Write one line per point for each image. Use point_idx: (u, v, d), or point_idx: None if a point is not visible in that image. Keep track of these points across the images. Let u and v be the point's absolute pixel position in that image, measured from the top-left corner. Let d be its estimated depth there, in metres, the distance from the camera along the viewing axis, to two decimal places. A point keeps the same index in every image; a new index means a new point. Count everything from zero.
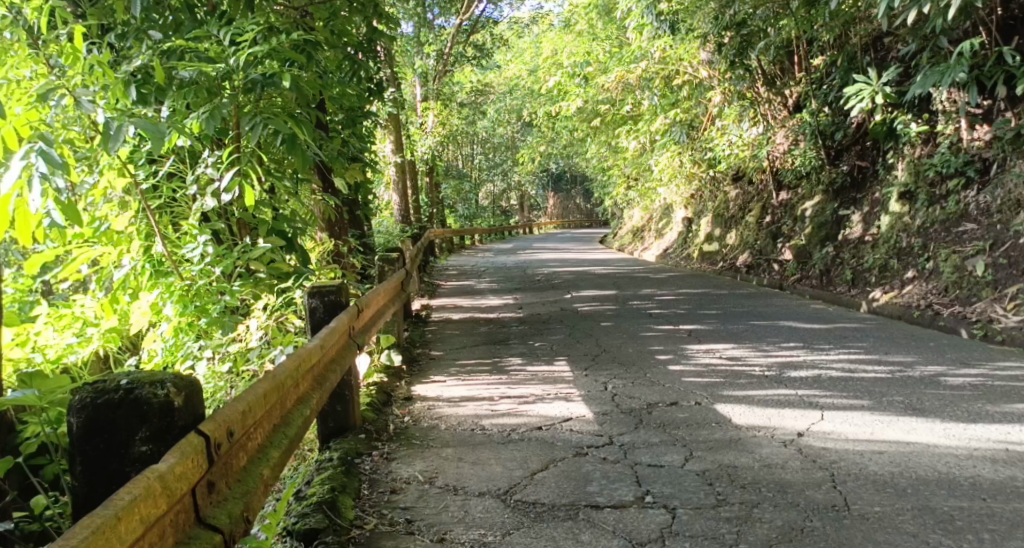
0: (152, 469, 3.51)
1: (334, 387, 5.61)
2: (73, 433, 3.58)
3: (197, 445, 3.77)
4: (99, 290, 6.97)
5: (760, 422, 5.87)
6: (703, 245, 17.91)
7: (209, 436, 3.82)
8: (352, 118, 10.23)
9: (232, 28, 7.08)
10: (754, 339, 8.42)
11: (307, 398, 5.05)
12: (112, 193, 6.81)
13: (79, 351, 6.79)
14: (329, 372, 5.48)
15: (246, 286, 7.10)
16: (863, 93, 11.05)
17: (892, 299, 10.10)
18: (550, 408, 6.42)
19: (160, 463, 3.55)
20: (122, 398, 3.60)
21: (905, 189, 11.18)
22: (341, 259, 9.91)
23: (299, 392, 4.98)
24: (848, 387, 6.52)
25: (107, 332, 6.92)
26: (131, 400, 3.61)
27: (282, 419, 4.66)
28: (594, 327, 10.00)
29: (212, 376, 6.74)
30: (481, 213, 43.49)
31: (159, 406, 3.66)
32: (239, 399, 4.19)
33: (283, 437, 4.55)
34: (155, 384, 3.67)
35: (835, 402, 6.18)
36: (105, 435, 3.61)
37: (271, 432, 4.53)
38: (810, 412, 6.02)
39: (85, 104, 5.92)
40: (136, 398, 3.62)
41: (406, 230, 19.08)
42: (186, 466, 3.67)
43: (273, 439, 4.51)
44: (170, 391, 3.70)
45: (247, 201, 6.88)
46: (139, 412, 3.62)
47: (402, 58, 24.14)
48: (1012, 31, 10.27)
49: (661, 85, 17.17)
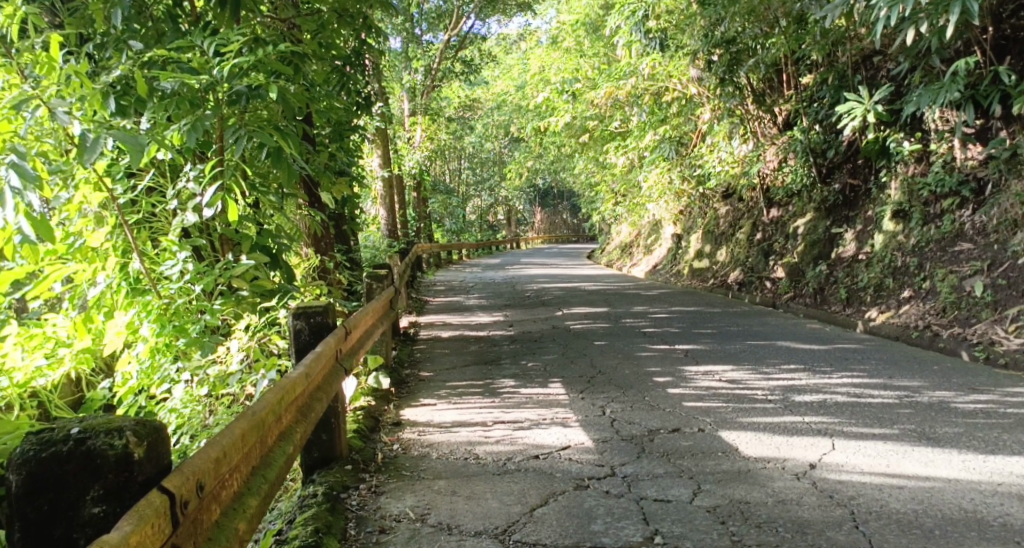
0: (103, 542, 3.27)
1: (319, 417, 5.33)
2: (13, 493, 3.43)
3: (158, 507, 3.54)
4: (73, 308, 6.63)
5: (769, 452, 5.61)
6: (693, 262, 17.68)
7: (172, 495, 3.60)
8: (339, 132, 9.98)
9: (217, 38, 6.85)
10: (753, 359, 8.15)
11: (290, 433, 4.77)
12: (86, 208, 6.44)
13: (49, 373, 6.56)
14: (314, 401, 5.21)
15: (225, 305, 6.75)
16: (855, 112, 10.85)
17: (888, 319, 9.86)
18: (547, 435, 6.14)
19: (112, 533, 3.32)
20: (71, 449, 3.47)
21: (899, 208, 10.93)
22: (327, 276, 9.63)
23: (282, 426, 4.71)
24: (856, 413, 6.26)
25: (79, 353, 6.64)
26: (84, 451, 3.48)
27: (262, 459, 4.39)
28: (588, 346, 9.72)
29: (188, 402, 6.46)
30: (468, 228, 43.22)
31: (115, 459, 3.51)
32: (210, 446, 3.93)
33: (262, 481, 4.28)
34: (112, 433, 3.53)
35: (845, 430, 5.92)
36: (51, 496, 3.46)
37: (249, 476, 4.26)
38: (821, 440, 5.76)
39: (60, 114, 5.67)
40: (89, 449, 3.48)
41: (394, 246, 18.80)
42: (143, 534, 3.42)
43: (252, 484, 4.25)
44: (130, 440, 3.54)
45: (231, 217, 6.61)
46: (92, 465, 3.48)
47: (389, 72, 23.91)
48: (1004, 51, 10.04)
49: (650, 101, 16.99)
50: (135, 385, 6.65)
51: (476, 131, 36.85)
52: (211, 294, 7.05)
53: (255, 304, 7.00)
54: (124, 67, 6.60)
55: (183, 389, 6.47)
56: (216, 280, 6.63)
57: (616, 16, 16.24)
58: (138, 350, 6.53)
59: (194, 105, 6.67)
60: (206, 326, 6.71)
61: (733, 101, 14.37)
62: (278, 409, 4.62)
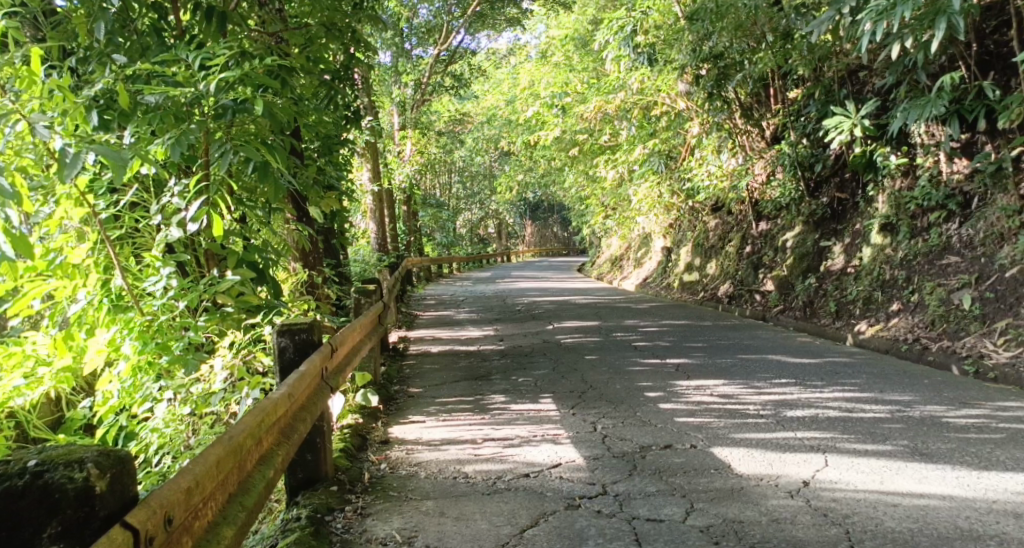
0: None
1: (303, 437, 5.23)
2: None
3: (122, 542, 3.47)
4: (52, 327, 6.50)
5: (762, 469, 5.53)
6: (683, 275, 17.63)
7: (137, 529, 3.53)
8: (327, 146, 9.89)
9: (203, 52, 6.73)
10: (745, 374, 8.08)
11: (271, 456, 4.69)
12: (67, 223, 6.35)
13: (27, 393, 6.46)
14: (297, 421, 5.12)
15: (210, 322, 6.69)
16: (843, 126, 10.77)
17: (877, 332, 9.79)
18: (537, 453, 6.04)
19: None
20: (28, 483, 3.48)
21: (886, 221, 10.87)
22: (315, 291, 9.52)
23: (262, 450, 4.62)
24: (850, 428, 6.19)
25: (59, 373, 6.55)
26: (41, 485, 3.49)
27: (240, 487, 4.30)
28: (578, 361, 9.63)
29: (171, 420, 6.34)
30: (459, 242, 43.14)
31: (75, 492, 3.51)
32: (182, 476, 3.85)
33: (239, 510, 4.19)
34: (72, 466, 3.53)
35: (839, 446, 5.84)
36: (9, 531, 3.47)
37: (226, 504, 4.18)
38: (815, 456, 5.68)
39: (41, 130, 5.64)
40: (46, 483, 3.49)
41: (384, 260, 18.70)
42: None
43: (228, 512, 4.16)
44: (90, 472, 3.54)
45: (216, 232, 6.52)
46: (50, 499, 3.49)
47: (379, 86, 23.87)
48: (988, 67, 9.97)
49: (638, 115, 16.96)
50: (116, 404, 6.51)
51: (467, 145, 36.81)
52: (195, 310, 6.95)
53: (239, 320, 6.92)
54: (105, 81, 6.48)
55: (166, 407, 6.34)
56: (200, 297, 6.62)
57: (605, 30, 16.23)
58: (120, 368, 6.41)
59: (179, 118, 6.58)
60: (190, 344, 6.62)
61: (721, 114, 14.34)
62: (258, 432, 4.53)
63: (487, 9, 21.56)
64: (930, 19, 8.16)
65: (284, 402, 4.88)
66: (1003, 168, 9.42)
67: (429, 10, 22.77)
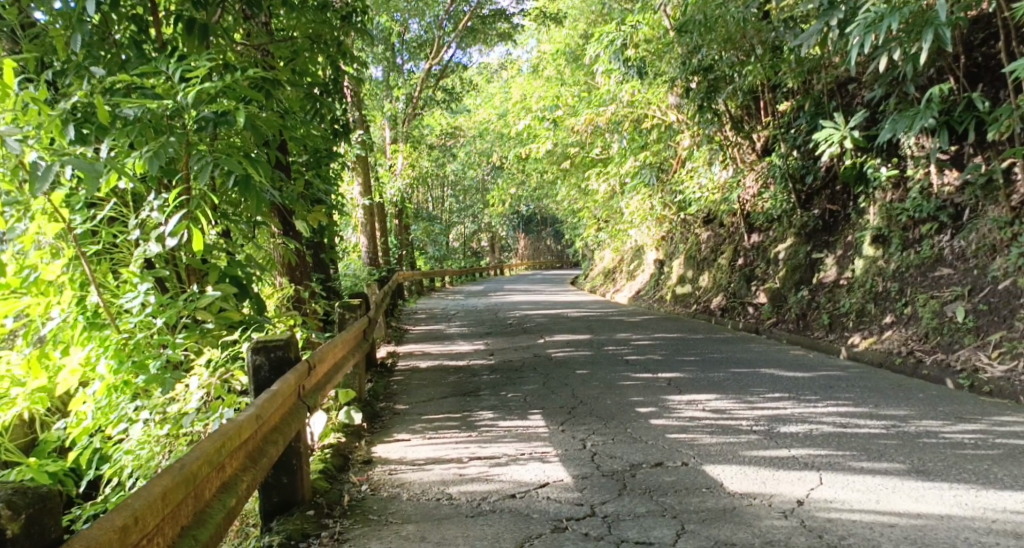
0: None
1: (274, 460, 5.07)
2: None
3: None
4: (26, 346, 6.30)
5: (755, 487, 5.37)
6: (676, 287, 17.49)
7: None
8: (315, 160, 9.72)
9: (182, 63, 6.51)
10: (737, 388, 7.92)
11: (235, 483, 4.55)
12: (42, 239, 6.17)
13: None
14: (268, 443, 4.99)
15: (189, 338, 6.55)
16: (832, 138, 10.60)
17: (871, 345, 9.65)
18: (524, 472, 5.88)
19: None
20: None
21: (878, 233, 10.74)
22: (301, 307, 9.34)
23: (224, 476, 4.50)
24: (845, 444, 6.04)
25: (35, 393, 6.33)
26: None
27: (193, 519, 4.17)
28: (569, 376, 9.46)
29: (146, 441, 6.13)
30: (452, 255, 42.99)
31: None
32: (114, 513, 3.72)
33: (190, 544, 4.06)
34: None
35: (833, 463, 5.69)
36: None
37: (176, 538, 4.06)
38: (810, 474, 5.53)
39: (12, 144, 5.50)
40: None
41: (374, 274, 18.53)
42: None
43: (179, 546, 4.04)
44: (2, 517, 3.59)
45: (196, 247, 6.35)
46: None
47: (371, 101, 23.77)
48: (977, 79, 9.84)
49: (630, 128, 17.03)
50: (90, 425, 6.30)
51: (459, 159, 36.71)
52: (173, 328, 6.80)
53: (219, 336, 6.78)
54: (80, 94, 6.31)
55: (141, 427, 6.15)
56: (179, 312, 6.48)
57: (595, 43, 16.13)
58: (94, 387, 6.24)
59: (159, 132, 6.42)
60: (168, 362, 6.47)
61: (712, 127, 14.25)
62: (216, 459, 4.40)
63: (478, 23, 21.57)
64: (917, 31, 8.02)
65: (250, 425, 4.76)
66: (994, 180, 9.38)
67: (419, 24, 22.70)
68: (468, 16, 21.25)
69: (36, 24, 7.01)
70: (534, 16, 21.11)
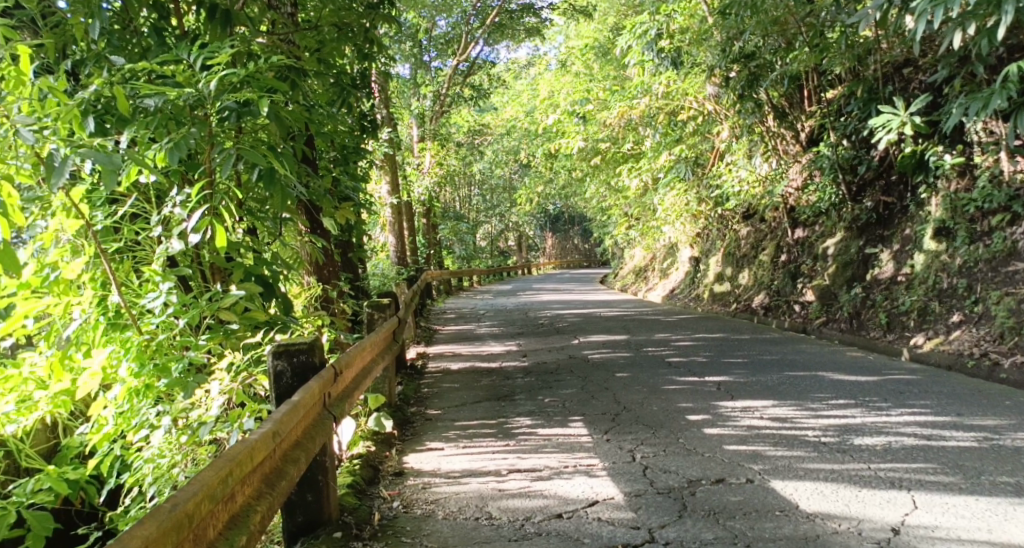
0: None
1: (294, 483, 4.59)
2: None
3: None
4: (48, 347, 5.82)
5: (838, 510, 4.83)
6: (714, 285, 16.90)
7: None
8: (343, 156, 9.28)
9: (204, 49, 5.98)
10: (796, 393, 7.35)
11: (245, 515, 4.05)
12: (62, 236, 5.70)
13: (20, 420, 5.79)
14: (287, 463, 4.52)
15: (212, 340, 6.08)
16: (891, 124, 10.00)
17: (937, 346, 9.07)
18: (570, 487, 5.38)
19: None
20: None
21: (942, 226, 10.14)
22: (329, 307, 8.82)
23: (233, 507, 4.01)
24: (931, 459, 5.47)
25: (58, 397, 5.87)
26: None
27: None
28: (610, 379, 8.94)
29: (168, 449, 5.66)
30: (479, 255, 42.49)
31: None
32: None
33: None
34: None
35: (923, 481, 5.14)
36: None
37: None
38: (897, 493, 4.99)
39: (26, 134, 5.02)
40: None
41: (402, 273, 18.00)
42: None
43: None
44: None
45: (220, 244, 5.85)
46: None
47: (397, 99, 23.37)
48: None
49: (664, 120, 16.44)
50: (111, 431, 5.81)
51: (486, 158, 36.14)
52: (197, 329, 6.31)
53: (243, 338, 6.31)
54: (100, 82, 5.80)
55: (162, 434, 5.67)
56: (202, 313, 5.98)
57: (628, 35, 15.57)
58: (114, 392, 5.74)
59: (180, 122, 5.89)
60: (191, 365, 6.00)
61: (752, 117, 13.58)
62: (222, 488, 3.89)
63: (505, 19, 20.95)
64: (994, 4, 7.35)
65: (264, 445, 4.28)
66: None
67: (447, 21, 22.20)
68: (496, 12, 20.62)
69: (57, 11, 6.36)
70: (563, 11, 20.55)
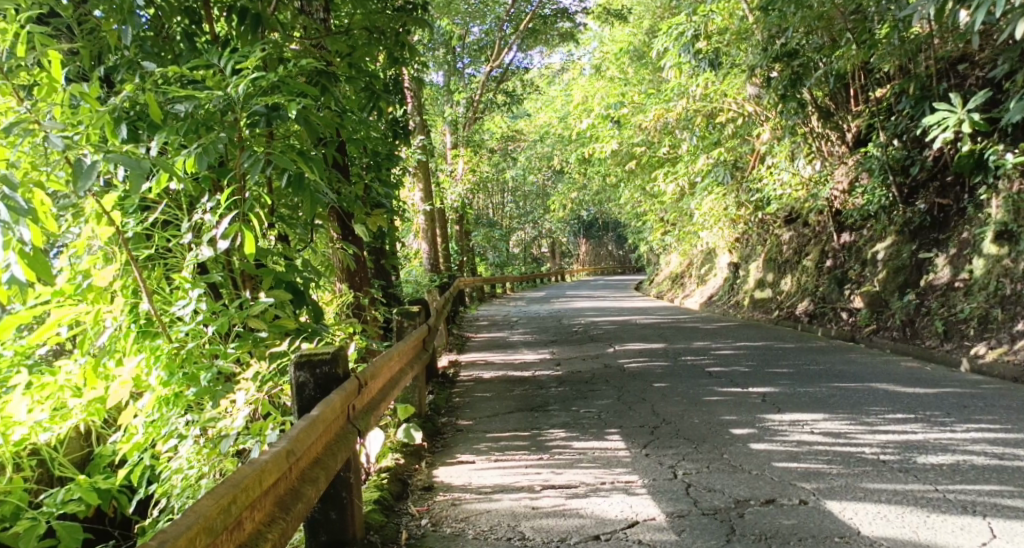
0: None
1: (312, 505, 4.32)
2: None
3: None
4: (82, 354, 5.48)
5: (905, 537, 4.48)
6: (754, 292, 16.51)
7: None
8: (377, 162, 8.92)
9: (234, 52, 5.58)
10: (849, 406, 6.99)
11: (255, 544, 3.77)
12: (94, 243, 5.40)
13: (53, 428, 5.51)
14: (304, 483, 4.26)
15: (240, 348, 5.73)
16: (948, 122, 9.66)
17: (1000, 356, 8.68)
18: (608, 505, 5.06)
19: None
20: None
21: (1003, 228, 9.76)
22: (361, 314, 8.53)
23: (241, 535, 3.74)
24: (1004, 481, 5.09)
25: (91, 404, 5.57)
26: None
27: None
28: (649, 389, 8.62)
29: (196, 459, 5.28)
30: (512, 261, 42.24)
31: None
32: None
33: None
34: None
35: (999, 506, 4.76)
36: None
37: None
38: (970, 520, 4.62)
39: (55, 139, 4.75)
40: None
41: (435, 281, 17.73)
42: None
43: None
44: None
45: (250, 251, 5.50)
46: None
47: (430, 105, 23.15)
48: None
49: (702, 123, 16.07)
50: (141, 441, 5.47)
51: (519, 164, 35.89)
52: (226, 337, 6.00)
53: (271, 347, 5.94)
54: (131, 87, 5.31)
55: (189, 444, 5.32)
56: (231, 320, 5.67)
57: (663, 37, 15.22)
58: (144, 401, 5.43)
59: (211, 128, 5.54)
60: (221, 374, 5.69)
61: (795, 118, 13.32)
62: (225, 517, 3.60)
63: (540, 24, 20.67)
64: None
65: (276, 467, 4.00)
66: None
67: (480, 27, 21.95)
68: (530, 17, 20.34)
69: (93, 19, 5.92)
70: (598, 15, 20.23)
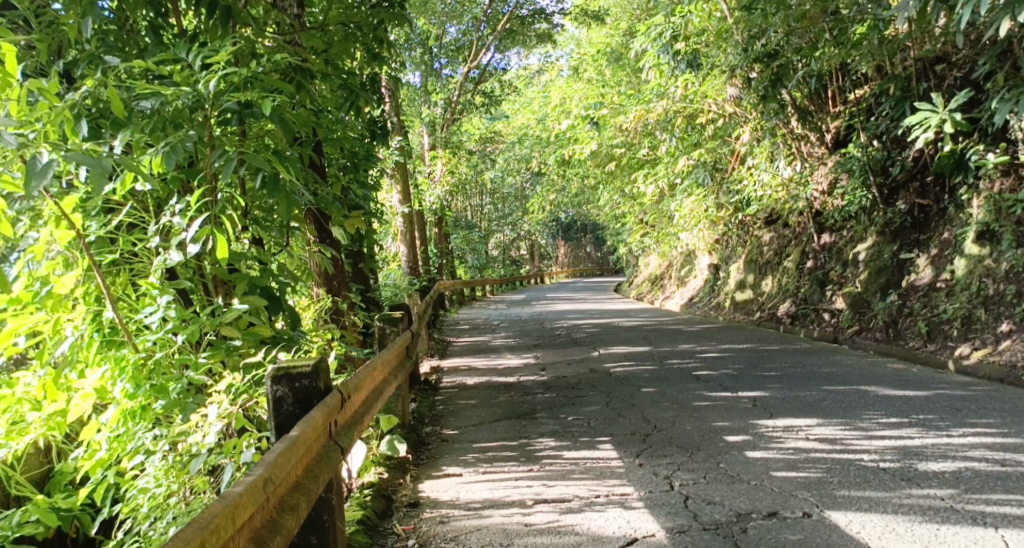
0: None
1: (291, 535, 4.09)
2: None
3: None
4: (40, 366, 5.19)
5: None
6: (735, 293, 16.37)
7: None
8: (354, 163, 8.69)
9: (203, 46, 5.32)
10: (841, 411, 6.83)
11: None
12: (52, 247, 5.09)
13: (10, 444, 5.21)
14: (282, 512, 4.04)
15: (212, 358, 5.45)
16: (930, 122, 9.53)
17: (985, 357, 8.57)
18: (604, 521, 4.87)
19: None
20: None
21: (985, 228, 9.66)
22: (339, 321, 8.29)
23: None
24: (1009, 489, 4.95)
25: (51, 418, 5.28)
26: None
27: None
28: (635, 394, 8.44)
29: (164, 476, 5.07)
30: (492, 263, 41.95)
31: None
32: None
33: None
34: None
35: (1008, 516, 4.61)
36: None
37: None
38: (982, 533, 4.46)
39: (8, 137, 4.43)
40: None
41: (414, 284, 17.46)
42: None
43: None
44: None
45: (222, 256, 5.24)
46: None
47: (407, 106, 22.84)
48: None
49: (682, 123, 15.88)
50: (105, 457, 5.25)
51: (498, 166, 35.63)
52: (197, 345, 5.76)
53: (246, 357, 5.69)
54: (92, 83, 5.07)
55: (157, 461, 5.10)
56: (203, 328, 5.43)
57: (642, 38, 15.04)
58: (109, 415, 5.17)
59: (179, 126, 5.31)
60: (191, 385, 5.45)
61: (776, 119, 13.24)
62: None
63: (517, 25, 20.45)
64: None
65: (251, 499, 3.78)
66: None
67: (457, 28, 21.67)
68: (506, 19, 20.09)
69: (50, 12, 5.63)
70: (575, 16, 20.03)
